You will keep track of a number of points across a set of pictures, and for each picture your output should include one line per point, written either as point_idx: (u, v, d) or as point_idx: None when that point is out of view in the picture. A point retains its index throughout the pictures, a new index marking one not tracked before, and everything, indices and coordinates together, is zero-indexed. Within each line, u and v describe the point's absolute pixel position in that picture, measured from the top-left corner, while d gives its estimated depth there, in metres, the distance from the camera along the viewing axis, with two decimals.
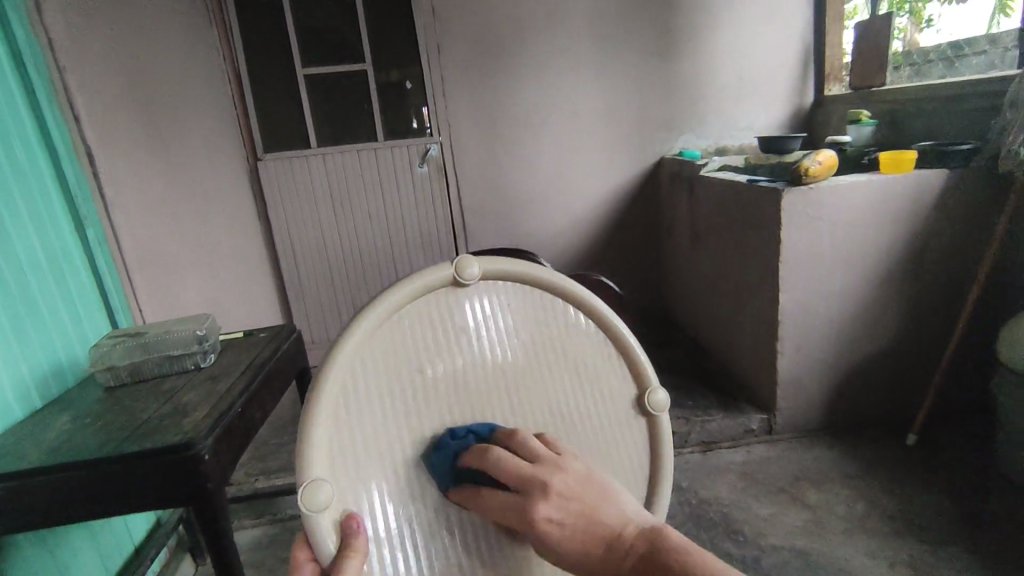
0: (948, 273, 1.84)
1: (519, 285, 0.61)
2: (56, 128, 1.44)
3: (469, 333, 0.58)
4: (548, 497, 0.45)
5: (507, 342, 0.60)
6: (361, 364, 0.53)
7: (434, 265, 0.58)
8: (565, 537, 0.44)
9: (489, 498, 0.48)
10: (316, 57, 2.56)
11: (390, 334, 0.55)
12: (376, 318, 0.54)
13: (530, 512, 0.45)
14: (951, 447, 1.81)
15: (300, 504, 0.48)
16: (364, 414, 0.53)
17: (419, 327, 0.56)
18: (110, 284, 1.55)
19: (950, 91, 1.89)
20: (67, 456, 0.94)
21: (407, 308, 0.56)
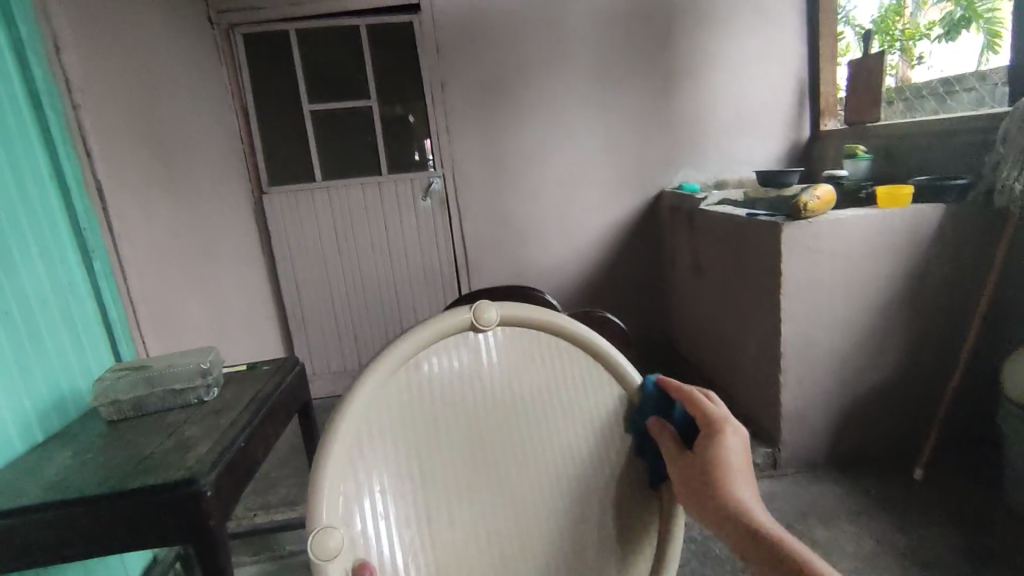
0: (948, 306, 1.85)
1: (527, 330, 0.66)
2: (69, 165, 1.47)
3: (480, 377, 0.63)
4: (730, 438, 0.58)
5: (512, 386, 0.64)
6: (380, 404, 0.57)
7: (453, 308, 0.64)
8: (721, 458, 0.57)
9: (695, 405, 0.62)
10: (323, 93, 2.62)
11: (406, 376, 0.59)
12: (393, 359, 0.59)
13: (718, 432, 0.58)
14: (958, 482, 1.79)
15: (312, 547, 0.50)
16: (383, 455, 0.57)
17: (437, 371, 0.61)
18: (115, 316, 1.55)
19: (942, 127, 1.93)
20: (68, 493, 0.93)
21: (424, 353, 0.61)
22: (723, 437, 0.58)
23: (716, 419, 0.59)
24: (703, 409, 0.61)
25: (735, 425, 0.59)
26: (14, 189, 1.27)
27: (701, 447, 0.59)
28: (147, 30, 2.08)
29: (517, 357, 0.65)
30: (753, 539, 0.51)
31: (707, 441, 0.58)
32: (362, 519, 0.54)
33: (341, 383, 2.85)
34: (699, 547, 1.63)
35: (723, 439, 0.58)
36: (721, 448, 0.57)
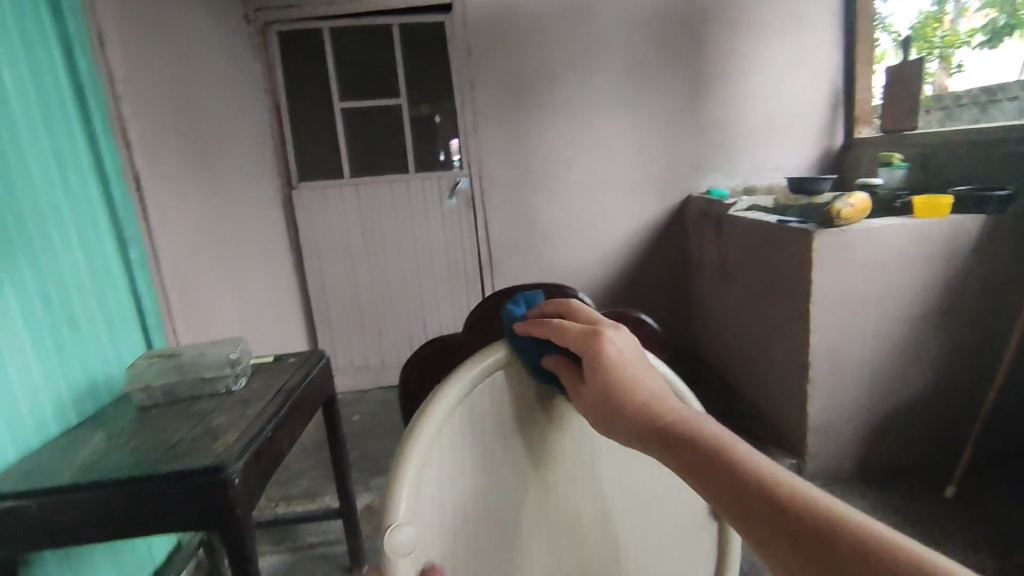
0: (985, 320, 1.79)
1: None
2: (110, 156, 1.51)
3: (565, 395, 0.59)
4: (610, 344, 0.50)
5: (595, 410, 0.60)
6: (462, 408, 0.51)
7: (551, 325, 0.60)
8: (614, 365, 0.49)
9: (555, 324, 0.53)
10: (353, 91, 2.65)
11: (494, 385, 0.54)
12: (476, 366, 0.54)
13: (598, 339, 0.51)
14: (992, 500, 1.73)
15: (387, 545, 0.42)
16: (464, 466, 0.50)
17: (523, 381, 0.56)
18: (148, 305, 1.59)
19: (983, 136, 1.88)
20: (100, 474, 0.95)
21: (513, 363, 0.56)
22: (607, 348, 0.50)
23: (588, 335, 0.51)
24: (572, 330, 0.52)
25: (612, 332, 0.51)
26: (57, 178, 1.30)
27: (589, 372, 0.49)
28: (186, 26, 2.12)
29: None
30: (683, 442, 0.42)
31: (594, 366, 0.49)
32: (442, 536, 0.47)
33: (363, 379, 2.87)
34: None
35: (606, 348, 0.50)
36: (608, 365, 0.49)
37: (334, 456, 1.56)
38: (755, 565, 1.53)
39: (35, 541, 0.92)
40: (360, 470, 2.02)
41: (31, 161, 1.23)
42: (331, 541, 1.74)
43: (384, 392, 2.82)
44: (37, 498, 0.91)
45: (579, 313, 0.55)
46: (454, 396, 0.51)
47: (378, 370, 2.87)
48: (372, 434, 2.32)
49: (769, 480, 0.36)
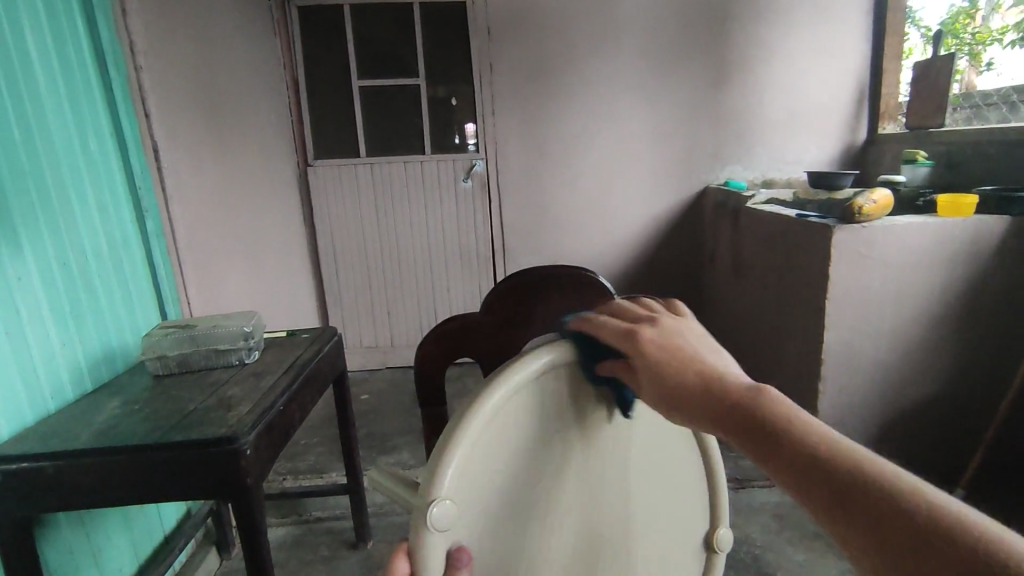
0: (1003, 324, 1.77)
1: None
2: (126, 119, 1.50)
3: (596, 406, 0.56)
4: (655, 335, 0.47)
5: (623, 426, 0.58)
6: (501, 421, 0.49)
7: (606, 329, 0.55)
8: (663, 358, 0.46)
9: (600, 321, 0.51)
10: (371, 69, 2.64)
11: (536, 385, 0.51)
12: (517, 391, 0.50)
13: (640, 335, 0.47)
14: (1001, 504, 1.71)
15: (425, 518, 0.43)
16: (506, 459, 0.50)
17: (564, 385, 0.53)
18: (163, 276, 1.60)
19: (1011, 135, 1.84)
20: (115, 440, 0.96)
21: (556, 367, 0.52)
22: (643, 353, 0.47)
23: (623, 333, 0.48)
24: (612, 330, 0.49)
25: (640, 331, 0.47)
26: (78, 148, 1.31)
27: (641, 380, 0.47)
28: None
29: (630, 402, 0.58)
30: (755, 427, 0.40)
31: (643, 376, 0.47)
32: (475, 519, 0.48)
33: (373, 358, 2.88)
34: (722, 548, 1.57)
35: (648, 344, 0.47)
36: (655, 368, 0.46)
37: (343, 433, 1.57)
38: (758, 558, 1.52)
39: (49, 503, 0.93)
40: (368, 448, 2.04)
41: (53, 126, 1.23)
42: (337, 516, 1.76)
43: (393, 372, 2.84)
44: (52, 461, 0.93)
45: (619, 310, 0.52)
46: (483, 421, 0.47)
47: (388, 350, 2.88)
48: (379, 414, 2.34)
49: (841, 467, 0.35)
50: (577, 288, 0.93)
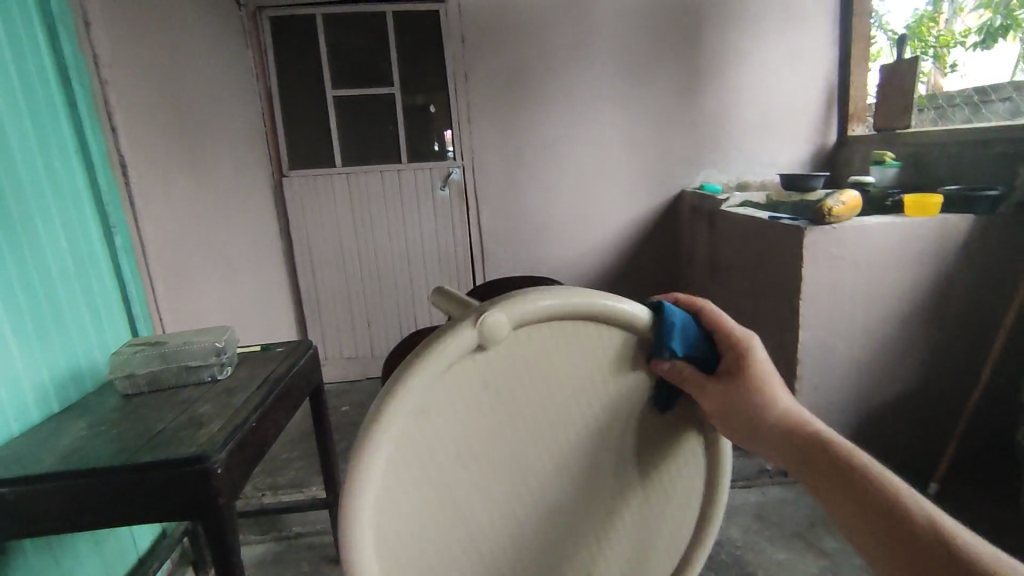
0: (971, 321, 1.81)
1: (562, 323, 0.48)
2: (91, 132, 1.47)
3: (505, 396, 0.46)
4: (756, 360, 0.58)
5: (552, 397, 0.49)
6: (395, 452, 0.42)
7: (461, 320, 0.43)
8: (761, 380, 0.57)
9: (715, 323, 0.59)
10: (346, 79, 2.63)
11: (422, 418, 0.42)
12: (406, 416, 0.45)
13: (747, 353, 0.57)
14: (974, 497, 1.74)
15: None
16: (424, 508, 0.44)
17: (461, 393, 0.44)
18: (134, 292, 1.57)
19: (973, 136, 1.89)
20: (81, 463, 0.94)
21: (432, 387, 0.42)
22: (755, 361, 0.57)
23: (746, 339, 0.58)
24: (734, 329, 0.59)
25: (759, 345, 0.58)
26: (40, 163, 1.28)
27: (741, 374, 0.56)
28: (174, 8, 2.08)
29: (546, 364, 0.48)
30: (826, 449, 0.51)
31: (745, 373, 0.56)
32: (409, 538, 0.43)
33: (352, 369, 2.86)
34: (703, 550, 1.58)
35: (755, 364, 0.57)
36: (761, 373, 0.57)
37: (320, 446, 1.55)
38: (739, 559, 1.53)
39: (12, 529, 0.91)
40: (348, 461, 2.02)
41: (14, 144, 1.21)
42: (318, 531, 1.73)
43: (373, 382, 2.81)
44: (15, 486, 0.90)
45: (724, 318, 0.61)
46: (376, 493, 0.41)
47: (368, 360, 2.86)
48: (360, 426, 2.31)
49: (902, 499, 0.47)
50: None
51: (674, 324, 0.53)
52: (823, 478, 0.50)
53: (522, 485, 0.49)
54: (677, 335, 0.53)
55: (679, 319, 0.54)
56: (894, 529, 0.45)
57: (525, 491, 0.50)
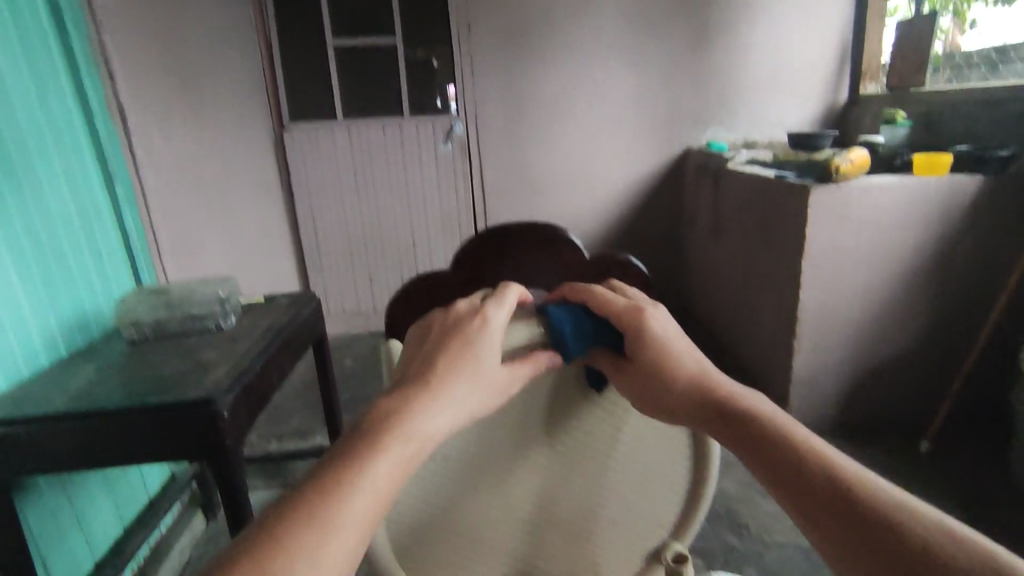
0: (973, 285, 1.81)
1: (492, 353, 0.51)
2: (89, 78, 1.45)
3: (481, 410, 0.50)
4: (648, 326, 0.53)
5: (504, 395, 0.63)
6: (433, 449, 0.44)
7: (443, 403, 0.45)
8: (657, 344, 0.52)
9: (598, 302, 0.57)
10: (346, 28, 2.56)
11: None
12: (487, 378, 0.49)
13: (635, 323, 0.53)
14: (965, 456, 1.78)
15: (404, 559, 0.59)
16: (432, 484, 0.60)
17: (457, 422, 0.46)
18: (137, 242, 1.57)
19: (988, 95, 1.85)
20: (90, 404, 0.96)
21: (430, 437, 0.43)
22: (650, 331, 0.53)
23: (634, 308, 0.54)
24: (619, 303, 0.56)
25: (651, 312, 0.54)
26: (38, 108, 1.26)
27: (636, 351, 0.53)
28: None
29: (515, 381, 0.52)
30: (738, 415, 0.45)
31: (639, 347, 0.52)
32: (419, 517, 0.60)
33: (355, 325, 2.88)
34: None
35: (648, 335, 0.52)
36: (658, 340, 0.52)
37: (324, 395, 1.58)
38: (732, 510, 1.58)
39: (28, 466, 0.94)
40: (350, 413, 2.06)
41: (12, 88, 1.19)
42: None
43: (375, 338, 2.84)
44: (28, 425, 0.93)
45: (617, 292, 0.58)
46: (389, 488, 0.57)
47: (370, 316, 2.88)
48: (362, 379, 2.35)
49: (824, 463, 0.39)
50: (546, 245, 0.93)
51: (559, 322, 0.57)
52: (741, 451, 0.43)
53: (491, 456, 0.63)
54: (568, 335, 0.56)
55: (565, 320, 0.57)
56: (810, 500, 0.38)
57: (495, 460, 0.63)
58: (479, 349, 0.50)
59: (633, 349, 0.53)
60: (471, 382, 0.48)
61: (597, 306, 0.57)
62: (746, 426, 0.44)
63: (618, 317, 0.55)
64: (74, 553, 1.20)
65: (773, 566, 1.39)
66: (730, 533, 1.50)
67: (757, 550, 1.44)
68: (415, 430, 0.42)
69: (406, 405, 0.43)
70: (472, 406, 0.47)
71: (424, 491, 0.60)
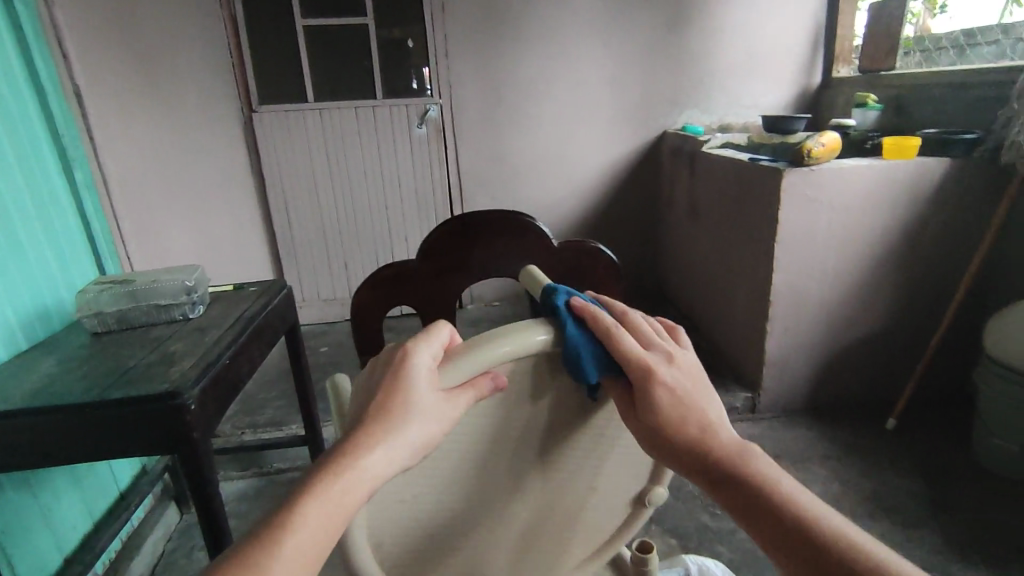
0: (939, 266, 1.85)
1: (439, 377, 0.48)
2: (42, 60, 1.40)
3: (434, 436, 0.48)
4: (663, 382, 0.51)
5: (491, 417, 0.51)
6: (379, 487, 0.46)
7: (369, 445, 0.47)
8: (671, 402, 0.52)
9: (615, 344, 0.52)
10: (315, 7, 2.49)
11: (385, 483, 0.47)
12: (422, 408, 0.47)
13: (653, 377, 0.51)
14: (929, 432, 1.84)
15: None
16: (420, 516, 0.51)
17: (390, 456, 0.46)
18: (99, 231, 1.51)
19: (955, 79, 1.87)
20: (51, 399, 0.93)
21: (356, 478, 0.45)
22: (664, 387, 0.51)
23: (650, 359, 0.52)
24: (634, 351, 0.52)
25: (664, 362, 0.53)
26: None
27: (643, 405, 0.52)
28: None
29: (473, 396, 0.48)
30: (747, 485, 0.49)
31: (649, 400, 0.51)
32: (398, 539, 0.50)
33: (330, 311, 2.85)
34: (672, 482, 1.65)
35: (663, 390, 0.51)
36: (669, 400, 0.52)
37: (299, 384, 1.56)
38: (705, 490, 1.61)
39: None
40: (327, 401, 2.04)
41: None
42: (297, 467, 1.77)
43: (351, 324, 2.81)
44: None
45: (632, 331, 0.54)
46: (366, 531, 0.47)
47: (346, 303, 2.85)
48: (338, 367, 2.33)
49: (829, 542, 0.44)
50: (515, 232, 0.93)
51: (572, 349, 0.50)
52: (751, 522, 0.48)
53: (488, 477, 0.53)
54: (586, 361, 0.50)
55: (578, 341, 0.51)
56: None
57: (491, 478, 0.53)
58: (404, 382, 0.48)
59: (646, 404, 0.51)
60: (399, 418, 0.47)
61: (614, 346, 0.52)
62: (754, 495, 0.49)
63: (636, 367, 0.52)
64: (40, 549, 1.18)
65: (745, 543, 1.42)
66: (703, 513, 1.53)
67: (729, 528, 1.47)
68: (348, 476, 0.45)
69: (340, 456, 0.47)
70: (409, 439, 0.47)
71: (408, 515, 0.50)
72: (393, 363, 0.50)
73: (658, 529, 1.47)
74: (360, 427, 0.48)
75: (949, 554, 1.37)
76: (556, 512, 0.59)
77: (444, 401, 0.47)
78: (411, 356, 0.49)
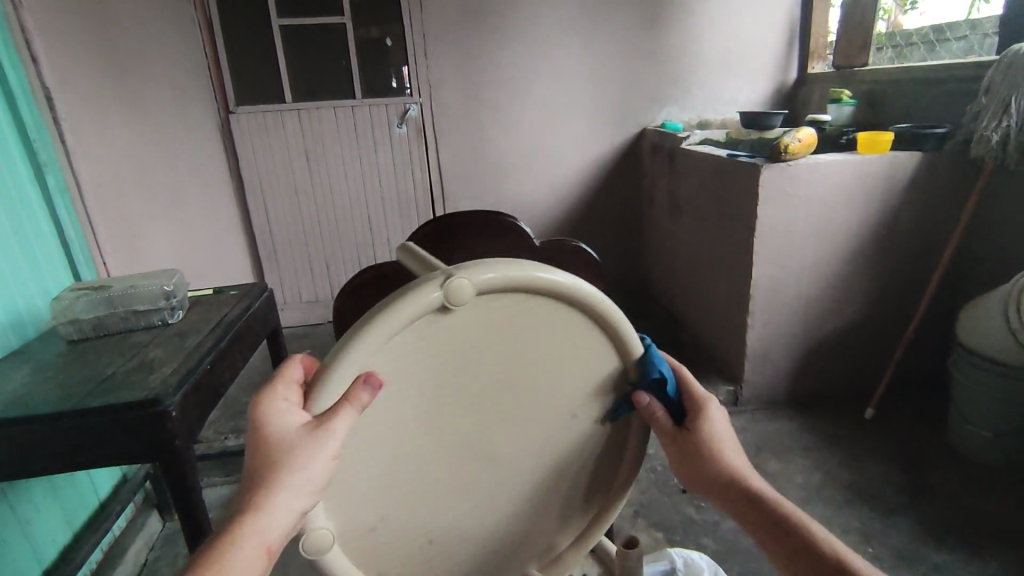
0: (913, 258, 1.90)
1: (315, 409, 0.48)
2: (10, 64, 1.37)
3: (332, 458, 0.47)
4: (718, 417, 0.59)
5: (443, 415, 0.53)
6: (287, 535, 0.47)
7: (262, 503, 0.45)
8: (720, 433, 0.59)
9: (686, 381, 0.61)
10: (292, 6, 2.46)
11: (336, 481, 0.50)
12: (300, 448, 0.46)
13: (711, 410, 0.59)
14: (906, 420, 1.88)
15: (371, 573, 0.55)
16: (385, 513, 0.53)
17: (294, 495, 0.46)
18: (73, 236, 1.49)
19: (927, 74, 1.91)
20: (27, 409, 0.91)
21: (263, 529, 0.45)
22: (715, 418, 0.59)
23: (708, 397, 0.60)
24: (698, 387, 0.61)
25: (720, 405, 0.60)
26: None
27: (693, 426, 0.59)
28: None
29: (352, 410, 0.46)
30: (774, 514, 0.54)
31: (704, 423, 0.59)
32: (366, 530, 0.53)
33: (313, 313, 2.82)
34: (658, 476, 1.66)
35: (716, 420, 0.59)
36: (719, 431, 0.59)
37: None
38: None
39: None
40: None
41: None
42: None
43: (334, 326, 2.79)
44: None
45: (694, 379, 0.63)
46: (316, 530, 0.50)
47: (328, 304, 2.83)
48: None
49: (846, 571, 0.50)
50: (496, 232, 0.94)
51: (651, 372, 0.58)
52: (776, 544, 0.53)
53: (450, 471, 0.55)
54: (658, 366, 0.58)
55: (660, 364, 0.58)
56: None
57: (456, 469, 0.56)
58: (270, 436, 0.47)
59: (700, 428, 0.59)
60: (275, 474, 0.46)
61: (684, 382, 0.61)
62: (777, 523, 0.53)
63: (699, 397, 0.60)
64: (19, 563, 1.15)
65: (730, 534, 1.45)
66: (688, 506, 1.55)
67: (714, 520, 1.49)
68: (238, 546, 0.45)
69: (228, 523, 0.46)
70: (302, 478, 0.46)
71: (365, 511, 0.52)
72: (253, 423, 0.48)
73: (646, 524, 1.49)
74: (239, 496, 0.47)
75: (927, 539, 1.41)
76: (534, 499, 0.61)
77: (314, 434, 0.46)
78: (267, 411, 0.48)
